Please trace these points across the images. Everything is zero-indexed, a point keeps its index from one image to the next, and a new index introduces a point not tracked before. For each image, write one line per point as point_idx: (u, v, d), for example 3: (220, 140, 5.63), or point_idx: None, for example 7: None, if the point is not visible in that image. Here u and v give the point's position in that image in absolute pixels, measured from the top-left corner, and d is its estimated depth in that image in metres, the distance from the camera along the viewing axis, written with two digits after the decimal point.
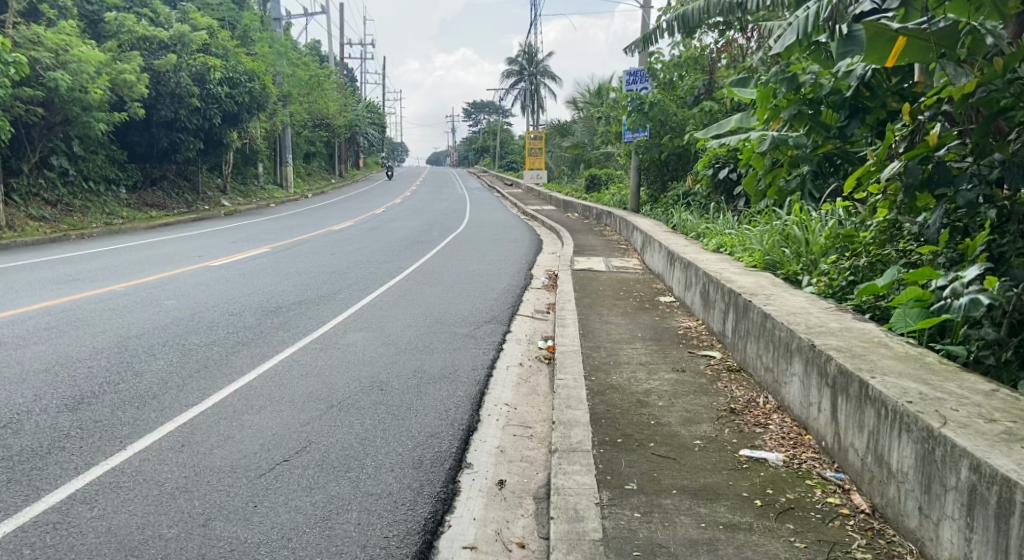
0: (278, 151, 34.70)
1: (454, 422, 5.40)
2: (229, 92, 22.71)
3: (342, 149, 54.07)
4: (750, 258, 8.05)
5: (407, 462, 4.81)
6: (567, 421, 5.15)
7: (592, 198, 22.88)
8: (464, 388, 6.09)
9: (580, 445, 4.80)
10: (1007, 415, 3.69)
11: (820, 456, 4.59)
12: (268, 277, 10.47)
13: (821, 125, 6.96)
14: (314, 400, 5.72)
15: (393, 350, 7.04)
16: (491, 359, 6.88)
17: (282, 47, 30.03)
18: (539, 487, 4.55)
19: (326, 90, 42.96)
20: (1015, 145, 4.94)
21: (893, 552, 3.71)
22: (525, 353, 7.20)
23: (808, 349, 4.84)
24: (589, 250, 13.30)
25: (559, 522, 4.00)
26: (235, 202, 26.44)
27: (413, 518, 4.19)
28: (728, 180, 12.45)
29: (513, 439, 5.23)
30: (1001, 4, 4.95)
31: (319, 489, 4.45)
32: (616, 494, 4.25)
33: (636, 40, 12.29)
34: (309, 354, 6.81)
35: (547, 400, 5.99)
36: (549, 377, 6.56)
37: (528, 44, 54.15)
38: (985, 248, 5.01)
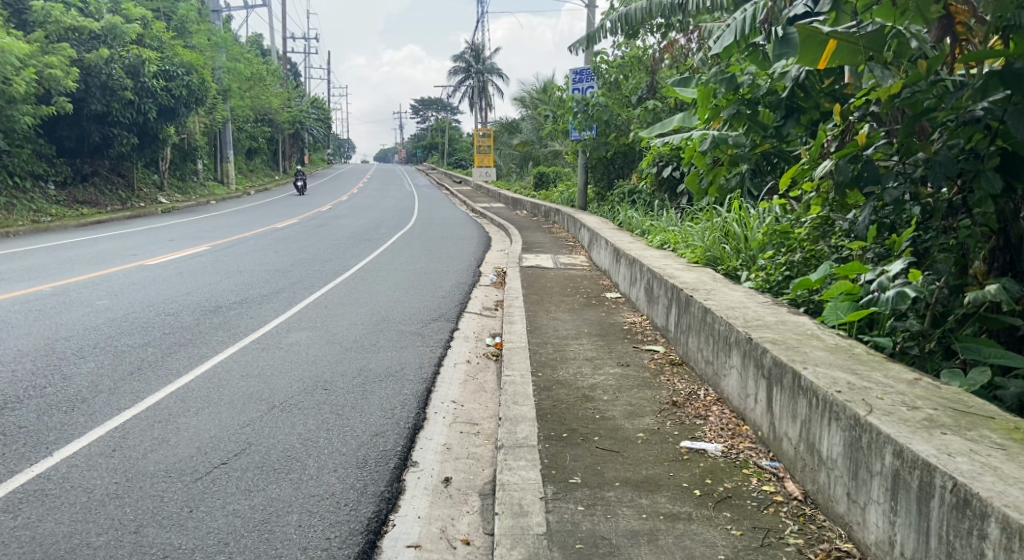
0: (217, 148, 34.11)
1: (399, 421, 5.44)
2: (165, 85, 22.41)
3: (286, 146, 53.54)
4: (692, 254, 8.23)
5: (351, 462, 4.83)
6: (514, 417, 5.24)
7: (538, 197, 23.00)
8: (410, 386, 6.13)
9: (526, 440, 4.89)
10: (929, 403, 3.82)
11: (757, 446, 4.75)
12: (207, 276, 10.31)
13: (758, 124, 7.07)
14: (256, 401, 5.70)
15: (338, 349, 7.03)
16: (437, 357, 6.91)
17: (220, 39, 29.53)
18: (484, 484, 4.62)
19: (267, 86, 42.45)
20: (938, 145, 5.02)
21: (824, 537, 3.85)
22: (472, 350, 7.25)
23: (745, 342, 4.98)
24: (538, 249, 13.26)
25: (503, 518, 4.07)
26: (172, 198, 26.06)
27: (356, 519, 4.23)
28: (672, 179, 12.67)
29: (460, 436, 5.28)
30: (924, 9, 4.98)
31: (258, 492, 4.45)
32: (561, 487, 4.34)
33: (579, 40, 12.43)
34: (250, 355, 6.77)
35: (494, 396, 6.05)
36: (497, 373, 6.63)
37: (475, 42, 54.13)
38: (911, 244, 5.23)
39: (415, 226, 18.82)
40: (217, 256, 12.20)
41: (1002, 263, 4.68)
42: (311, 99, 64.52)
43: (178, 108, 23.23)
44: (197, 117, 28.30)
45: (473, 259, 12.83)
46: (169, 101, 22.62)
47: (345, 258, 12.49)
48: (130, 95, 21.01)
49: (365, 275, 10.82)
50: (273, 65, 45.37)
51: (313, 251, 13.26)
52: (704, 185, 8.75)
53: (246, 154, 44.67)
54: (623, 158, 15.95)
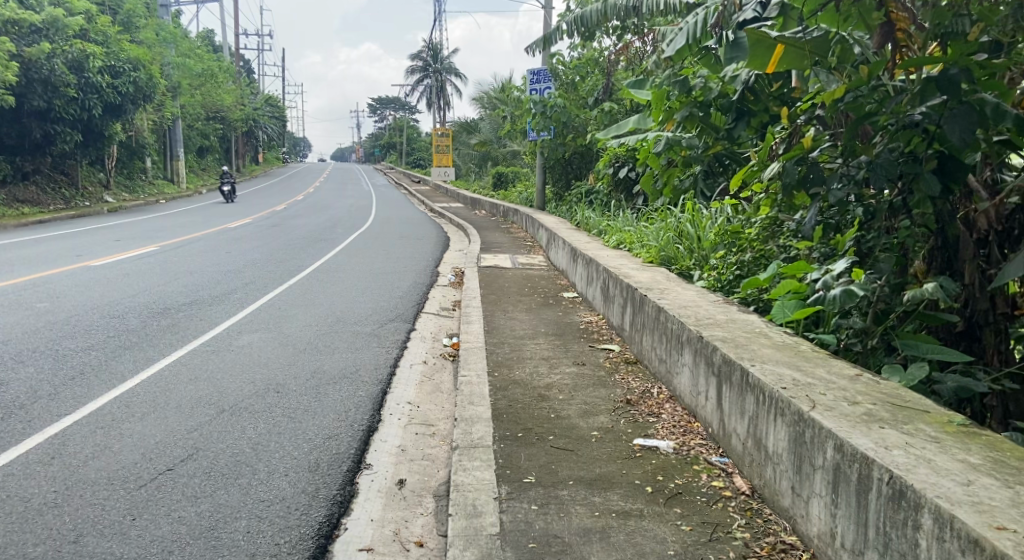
0: (167, 146, 33.55)
1: (353, 423, 5.44)
2: (110, 80, 22.02)
3: (239, 144, 52.91)
4: (646, 254, 8.35)
5: (303, 466, 4.82)
6: (469, 417, 5.26)
7: (497, 197, 23.08)
8: (365, 388, 6.13)
9: (481, 440, 4.92)
10: (869, 398, 3.93)
11: (707, 442, 4.85)
12: (155, 277, 10.18)
13: (711, 126, 7.13)
14: (205, 405, 5.66)
15: (291, 351, 7.00)
16: (393, 358, 6.91)
17: (169, 34, 29.03)
18: (438, 485, 4.65)
19: (220, 82, 41.90)
20: (879, 147, 5.14)
21: (769, 530, 3.93)
22: (429, 351, 7.27)
23: (696, 340, 5.08)
24: (496, 248, 13.32)
25: (457, 519, 4.09)
26: (119, 198, 25.64)
27: (307, 523, 4.22)
28: (628, 179, 12.81)
29: (415, 437, 5.30)
30: (865, 14, 5.15)
31: (205, 498, 4.42)
32: (514, 487, 4.38)
33: (536, 41, 12.49)
34: (199, 358, 6.70)
35: (450, 397, 6.08)
36: (453, 374, 6.65)
37: (432, 41, 54.10)
38: (854, 244, 5.39)
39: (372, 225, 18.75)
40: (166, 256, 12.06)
41: (939, 263, 4.84)
42: (265, 96, 63.82)
43: (124, 104, 22.85)
44: (145, 113, 27.84)
45: (431, 259, 12.83)
46: (115, 98, 22.20)
47: (300, 258, 12.42)
48: (73, 91, 20.61)
49: (319, 276, 10.77)
50: (225, 62, 44.79)
51: (266, 251, 13.16)
52: (658, 186, 8.85)
53: (198, 153, 44.06)
54: (580, 159, 16.08)
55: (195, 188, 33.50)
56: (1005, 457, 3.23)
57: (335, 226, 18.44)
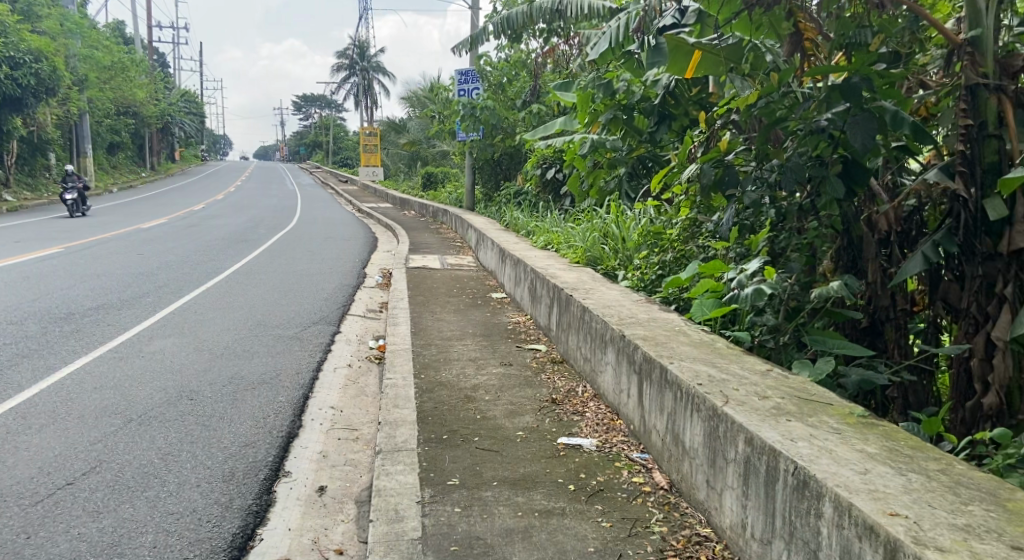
0: (74, 142, 32.35)
1: (272, 430, 5.40)
2: (9, 72, 21.41)
3: (152, 141, 51.27)
4: (573, 254, 8.49)
5: (216, 476, 4.76)
6: (394, 421, 5.27)
7: (426, 197, 23.08)
8: (286, 392, 6.09)
9: (405, 444, 4.93)
10: (779, 392, 4.09)
11: (628, 439, 4.96)
12: (58, 280, 9.87)
13: (633, 129, 7.23)
14: (110, 415, 5.54)
15: (207, 356, 6.90)
16: (317, 362, 6.87)
17: (74, 24, 28.08)
18: (360, 491, 4.65)
19: (131, 76, 40.73)
20: (790, 151, 5.34)
21: (686, 523, 4.04)
22: (355, 353, 7.26)
23: (619, 339, 5.19)
24: (424, 249, 13.33)
25: (379, 524, 4.08)
26: (20, 197, 24.69)
27: (219, 536, 4.16)
28: (554, 181, 12.97)
29: (337, 442, 5.29)
30: (776, 25, 5.32)
31: (108, 513, 4.33)
32: (438, 490, 4.40)
33: (463, 41, 12.53)
34: (105, 365, 6.55)
35: (375, 400, 6.08)
36: (379, 377, 6.65)
37: (358, 39, 53.67)
38: (767, 244, 5.51)
39: (297, 226, 18.57)
40: (72, 258, 11.72)
41: (845, 261, 5.12)
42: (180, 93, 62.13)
43: (23, 97, 22.27)
44: (49, 107, 26.87)
45: (356, 260, 12.74)
46: (14, 90, 21.61)
47: (215, 260, 12.20)
48: None
49: (239, 278, 10.63)
50: (136, 56, 43.58)
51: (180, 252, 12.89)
52: (585, 187, 8.99)
53: (109, 148, 42.71)
54: (508, 159, 16.21)
55: (107, 187, 32.52)
56: (900, 446, 3.41)
57: (257, 226, 18.20)
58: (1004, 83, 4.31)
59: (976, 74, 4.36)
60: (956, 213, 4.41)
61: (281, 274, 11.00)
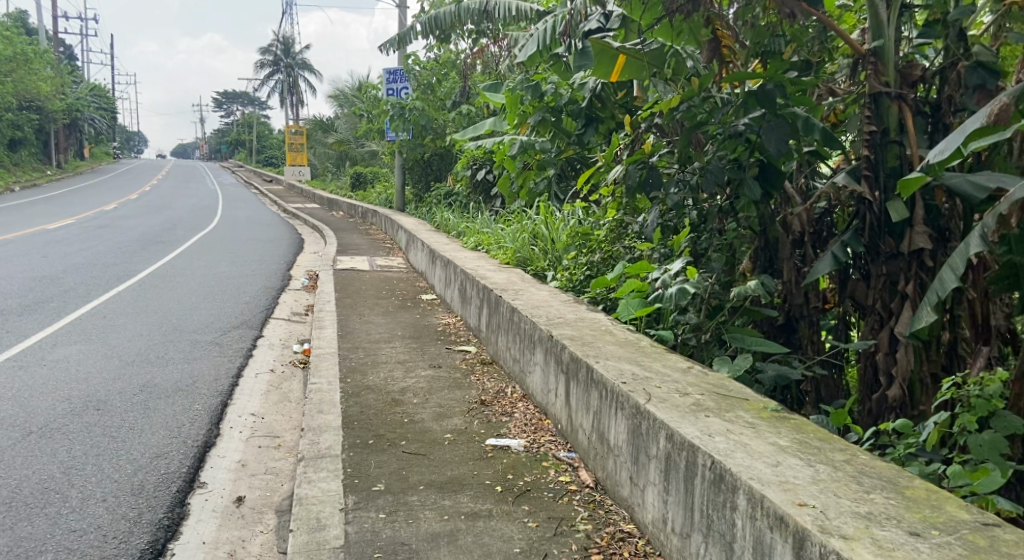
0: None
1: (186, 440, 5.32)
2: None
3: (59, 137, 49.46)
4: (503, 255, 8.55)
5: (125, 489, 4.67)
6: (317, 427, 5.23)
7: (356, 197, 22.89)
8: (203, 400, 6.00)
9: (329, 450, 4.90)
10: (699, 389, 4.22)
11: (556, 439, 5.03)
12: None
13: (562, 131, 7.22)
14: (10, 428, 5.37)
15: (118, 363, 6.75)
16: (237, 368, 6.78)
17: None
18: (281, 500, 4.61)
19: (36, 69, 39.24)
20: (710, 153, 5.47)
21: (610, 520, 4.13)
22: (278, 358, 7.18)
23: (547, 339, 5.25)
24: (353, 250, 13.27)
25: (299, 534, 4.03)
26: None
27: (125, 552, 4.08)
28: (485, 182, 13.03)
29: (258, 450, 5.25)
30: (695, 32, 5.47)
31: (5, 532, 4.20)
32: (363, 496, 4.37)
33: (390, 40, 12.49)
34: (5, 375, 6.34)
35: (298, 406, 6.04)
36: (302, 382, 6.60)
37: (283, 37, 52.83)
38: (690, 245, 5.67)
39: (217, 226, 18.38)
40: None
41: (762, 263, 5.22)
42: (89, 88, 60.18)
43: None
44: None
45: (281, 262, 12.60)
46: None
47: (128, 262, 11.89)
48: None
49: (154, 281, 10.41)
50: (42, 49, 42.04)
51: (89, 255, 12.53)
52: (515, 188, 9.05)
53: (8, 143, 41.17)
54: (438, 160, 16.20)
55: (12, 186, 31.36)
56: (809, 438, 3.55)
57: (174, 226, 18.00)
58: (903, 91, 4.55)
59: (879, 83, 4.59)
60: (862, 214, 4.60)
61: (199, 277, 10.80)
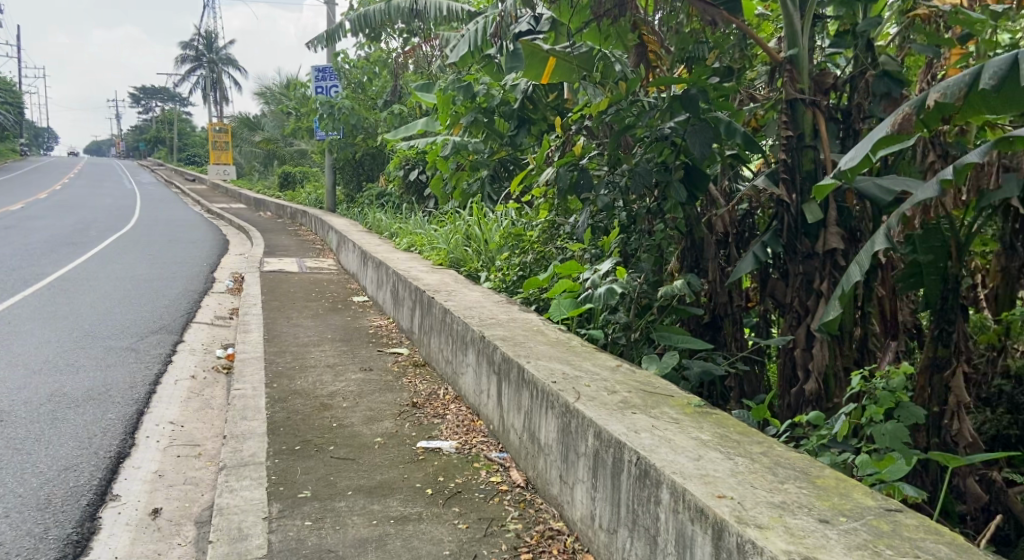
0: None
1: (98, 452, 5.21)
2: None
3: None
4: (436, 256, 8.55)
5: (31, 504, 4.54)
6: (241, 434, 5.18)
7: (284, 197, 22.60)
8: (117, 409, 5.89)
9: (253, 457, 4.84)
10: (626, 386, 4.31)
11: (488, 439, 5.08)
12: None
13: (494, 132, 7.29)
14: None
15: (26, 373, 6.55)
16: (155, 375, 6.67)
17: None
18: (200, 511, 4.55)
19: None
20: (638, 156, 5.61)
21: (540, 518, 4.20)
22: (200, 364, 7.08)
23: (479, 340, 5.30)
24: (281, 250, 13.25)
25: (220, 546, 3.96)
26: None
27: None
28: (418, 182, 13.02)
29: (176, 460, 5.18)
30: (622, 36, 5.64)
31: None
32: (288, 504, 4.33)
33: (319, 37, 12.39)
34: None
35: (220, 413, 5.97)
36: (225, 388, 6.53)
37: (206, 32, 51.78)
38: (619, 245, 5.77)
39: (133, 225, 18.12)
40: None
41: (689, 261, 5.40)
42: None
43: None
44: None
45: (204, 264, 12.37)
46: None
47: (37, 265, 11.53)
48: None
49: (67, 285, 10.13)
50: None
51: None
52: (448, 189, 9.06)
53: None
54: (371, 159, 16.12)
55: None
56: (729, 432, 3.68)
57: (88, 226, 17.70)
58: (818, 98, 4.71)
59: (795, 90, 4.75)
60: (780, 216, 4.76)
61: (115, 280, 10.56)
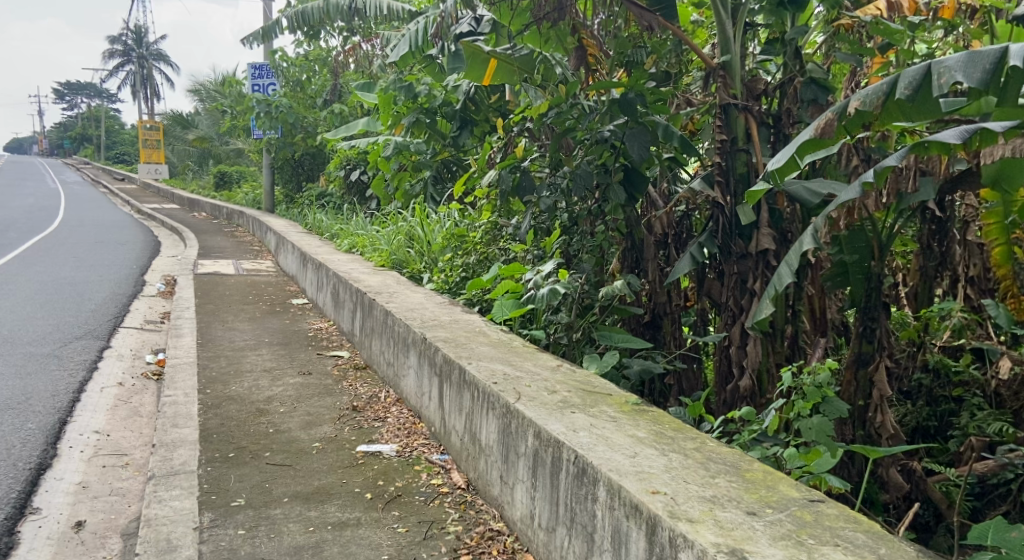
0: None
1: (18, 463, 5.08)
2: None
3: None
4: (377, 257, 8.53)
5: None
6: (171, 442, 5.10)
7: (220, 197, 22.25)
8: (39, 419, 5.76)
9: (183, 466, 4.77)
10: (565, 386, 4.36)
11: (430, 441, 5.09)
12: None
13: (436, 132, 7.34)
14: None
15: None
16: (80, 383, 6.53)
17: None
18: (127, 523, 4.47)
19: None
20: (579, 158, 5.69)
21: (481, 519, 4.23)
22: (128, 371, 6.96)
23: (420, 342, 5.30)
24: (216, 252, 13.12)
25: (148, 557, 3.89)
26: None
27: None
28: (359, 182, 12.97)
29: (102, 471, 5.09)
30: (562, 39, 5.80)
31: None
32: (220, 513, 4.27)
33: (256, 33, 12.25)
34: None
35: (148, 421, 5.88)
36: (154, 395, 6.44)
37: (137, 27, 50.69)
38: (561, 246, 5.80)
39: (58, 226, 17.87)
40: None
41: (629, 262, 5.47)
42: None
43: None
44: None
45: (134, 267, 12.09)
46: None
47: None
48: None
49: None
50: None
51: None
52: (390, 190, 9.05)
53: None
54: (311, 160, 15.99)
55: None
56: (664, 429, 3.75)
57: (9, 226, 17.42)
58: (750, 103, 4.82)
59: (727, 95, 4.85)
60: (715, 217, 4.86)
61: (38, 284, 10.31)
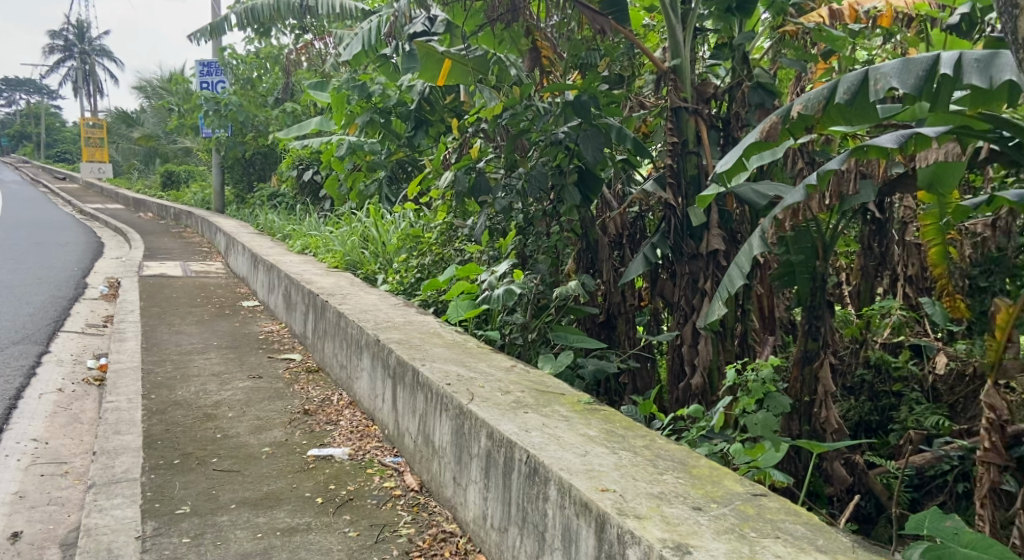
0: None
1: None
2: None
3: None
4: (331, 258, 8.46)
5: None
6: (113, 449, 5.01)
7: (167, 197, 21.86)
8: None
9: (125, 474, 4.69)
10: (519, 386, 4.37)
11: (383, 444, 5.07)
12: None
13: (391, 132, 7.26)
14: None
15: None
16: (18, 390, 6.37)
17: None
18: (66, 532, 4.38)
19: None
20: (533, 160, 5.73)
21: (433, 521, 4.22)
22: (68, 377, 6.81)
23: (373, 344, 5.27)
24: (164, 254, 12.81)
25: None
26: None
27: None
28: (312, 182, 12.85)
29: (40, 480, 4.98)
30: (517, 41, 5.73)
31: None
32: (164, 521, 4.20)
33: (204, 30, 12.08)
34: None
35: (88, 429, 5.77)
36: (95, 402, 6.32)
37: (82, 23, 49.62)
38: (515, 247, 5.77)
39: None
40: None
41: (584, 262, 5.50)
42: None
43: None
44: None
45: (76, 269, 11.85)
46: None
47: None
48: None
49: None
50: None
51: None
52: (343, 190, 8.98)
53: None
54: (262, 159, 15.80)
55: None
56: (615, 427, 3.78)
57: None
58: (700, 107, 4.88)
59: (678, 98, 4.89)
60: (666, 219, 4.92)
61: None
